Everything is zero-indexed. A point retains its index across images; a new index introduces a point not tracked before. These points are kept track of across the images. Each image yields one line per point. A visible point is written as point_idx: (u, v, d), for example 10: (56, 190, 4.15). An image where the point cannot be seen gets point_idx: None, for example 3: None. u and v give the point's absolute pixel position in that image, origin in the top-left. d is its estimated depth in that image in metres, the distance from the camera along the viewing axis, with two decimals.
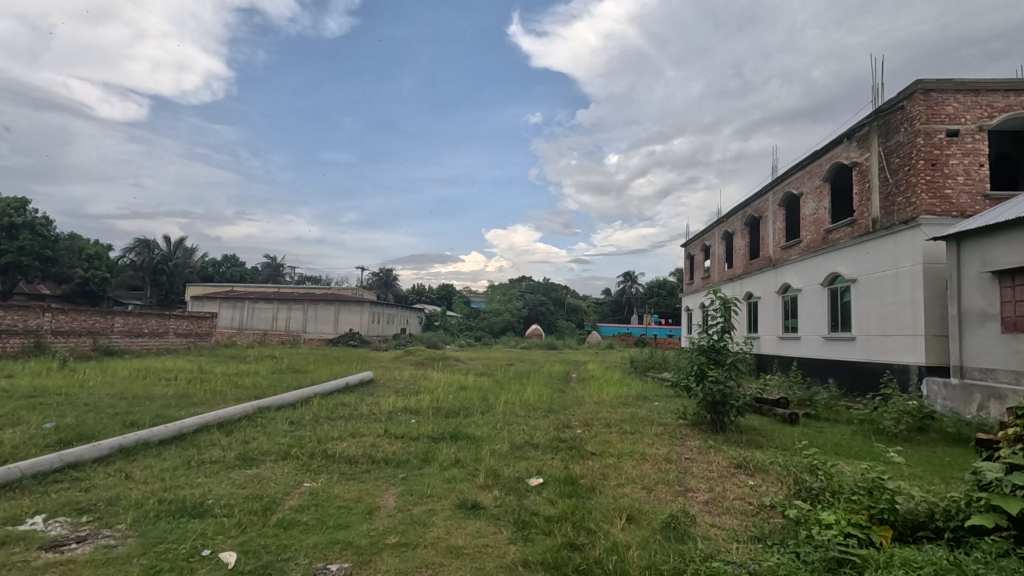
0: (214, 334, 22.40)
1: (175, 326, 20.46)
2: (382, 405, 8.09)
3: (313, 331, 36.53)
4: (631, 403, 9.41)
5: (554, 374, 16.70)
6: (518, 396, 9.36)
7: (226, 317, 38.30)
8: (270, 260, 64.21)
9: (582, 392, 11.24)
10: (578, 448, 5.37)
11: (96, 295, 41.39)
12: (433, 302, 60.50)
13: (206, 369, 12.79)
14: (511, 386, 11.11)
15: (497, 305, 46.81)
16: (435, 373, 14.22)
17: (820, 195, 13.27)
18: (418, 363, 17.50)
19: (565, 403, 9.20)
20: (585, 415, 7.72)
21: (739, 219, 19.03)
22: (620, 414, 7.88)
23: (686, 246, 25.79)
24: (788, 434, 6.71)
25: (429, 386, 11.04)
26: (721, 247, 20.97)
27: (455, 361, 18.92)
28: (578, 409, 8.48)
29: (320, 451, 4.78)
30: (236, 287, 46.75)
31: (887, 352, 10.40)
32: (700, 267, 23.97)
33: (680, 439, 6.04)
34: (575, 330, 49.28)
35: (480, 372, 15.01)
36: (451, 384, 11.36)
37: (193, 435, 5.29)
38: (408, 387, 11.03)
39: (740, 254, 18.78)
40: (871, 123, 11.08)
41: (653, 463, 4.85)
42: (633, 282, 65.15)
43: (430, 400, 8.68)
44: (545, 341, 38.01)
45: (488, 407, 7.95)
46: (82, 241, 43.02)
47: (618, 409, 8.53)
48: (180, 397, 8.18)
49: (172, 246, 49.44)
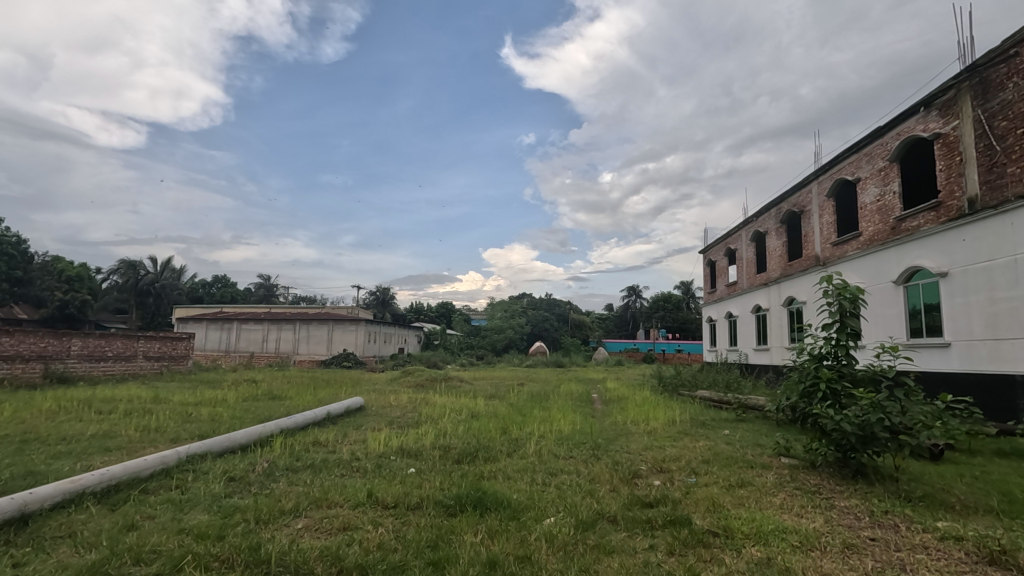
0: (192, 357, 20.22)
1: (144, 348, 18.27)
2: (372, 444, 5.97)
3: (305, 352, 34.34)
4: (694, 432, 7.31)
5: (574, 394, 14.58)
6: (548, 427, 7.24)
7: (214, 339, 36.11)
8: (262, 280, 62.06)
9: (621, 416, 9.12)
10: (687, 524, 3.26)
11: (76, 319, 39.30)
12: (433, 320, 58.42)
13: (162, 397, 10.62)
14: (536, 412, 8.99)
15: (499, 322, 44.72)
16: (439, 397, 12.05)
17: (886, 178, 11.33)
18: (418, 385, 15.30)
19: (610, 435, 7.09)
20: (650, 456, 5.59)
21: (773, 217, 17.11)
22: (698, 451, 5.77)
23: (706, 252, 23.87)
24: (959, 480, 4.59)
25: (432, 414, 8.92)
26: (751, 250, 19.02)
27: (459, 382, 16.77)
28: (632, 444, 6.36)
29: (247, 551, 2.67)
30: (226, 308, 44.65)
31: (1003, 361, 8.34)
32: (724, 272, 21.96)
33: (825, 499, 3.90)
34: (581, 347, 46.99)
35: (491, 395, 12.88)
36: (459, 411, 9.24)
37: (43, 518, 3.18)
38: (405, 415, 8.89)
39: (776, 256, 16.81)
40: (961, 84, 9.23)
41: (840, 560, 2.73)
42: (637, 296, 63.18)
43: (435, 436, 6.56)
44: (552, 358, 35.75)
45: (515, 445, 5.83)
46: (63, 263, 41.06)
47: (687, 443, 6.38)
48: (96, 438, 6.04)
49: (159, 266, 47.43)
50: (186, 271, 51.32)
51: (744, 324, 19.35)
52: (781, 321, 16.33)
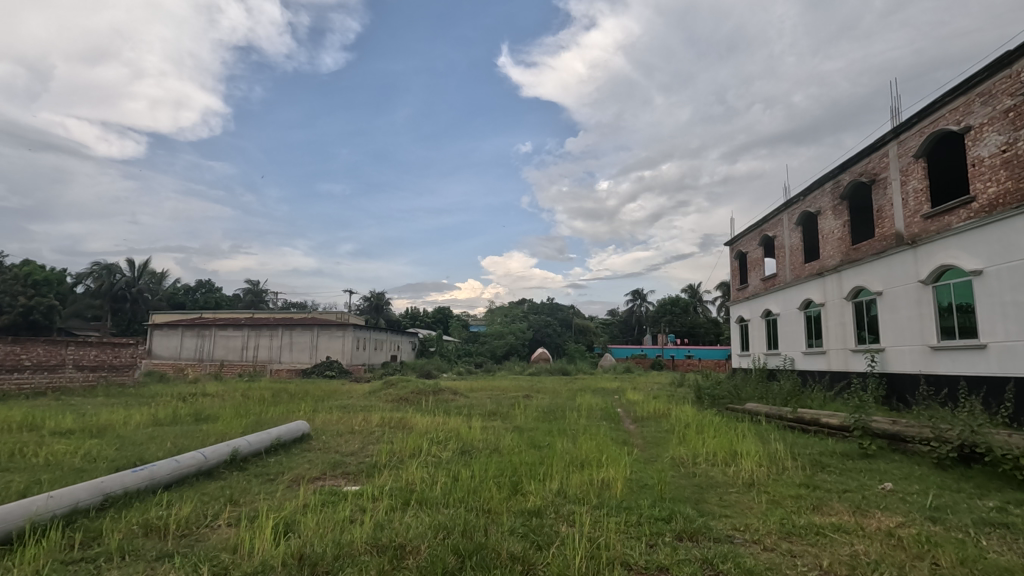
0: (139, 366, 17.21)
1: (75, 356, 15.21)
2: (254, 532, 3.02)
3: (288, 361, 31.32)
4: (834, 488, 4.34)
5: (595, 410, 11.64)
6: (588, 483, 4.29)
7: (190, 347, 33.05)
8: (250, 284, 59.03)
9: (683, 449, 6.17)
10: None
11: (41, 327, 36.50)
12: (428, 326, 55.50)
13: (31, 423, 7.61)
14: (559, 446, 6.02)
15: (500, 327, 41.59)
16: (421, 418, 8.99)
17: (1016, 121, 8.50)
18: (401, 401, 12.28)
19: (692, 498, 4.14)
20: (827, 566, 2.69)
21: (828, 193, 14.23)
22: (917, 548, 2.83)
23: (737, 243, 21.02)
24: None
25: (406, 448, 5.93)
26: (797, 237, 16.12)
27: (452, 395, 13.82)
28: (754, 525, 3.42)
29: None
30: (206, 314, 41.62)
31: None
32: (759, 266, 19.07)
33: None
34: (586, 354, 44.00)
35: (490, 413, 9.92)
36: (445, 444, 6.26)
37: None
38: (364, 452, 5.91)
39: (835, 240, 13.89)
40: None
41: None
42: (642, 300, 59.99)
43: (391, 509, 3.59)
44: (556, 366, 32.68)
45: (539, 544, 2.92)
46: (30, 267, 38.19)
47: (855, 520, 3.46)
48: None
49: (137, 269, 44.59)
50: (168, 275, 48.39)
51: (787, 323, 16.49)
52: (842, 318, 13.48)
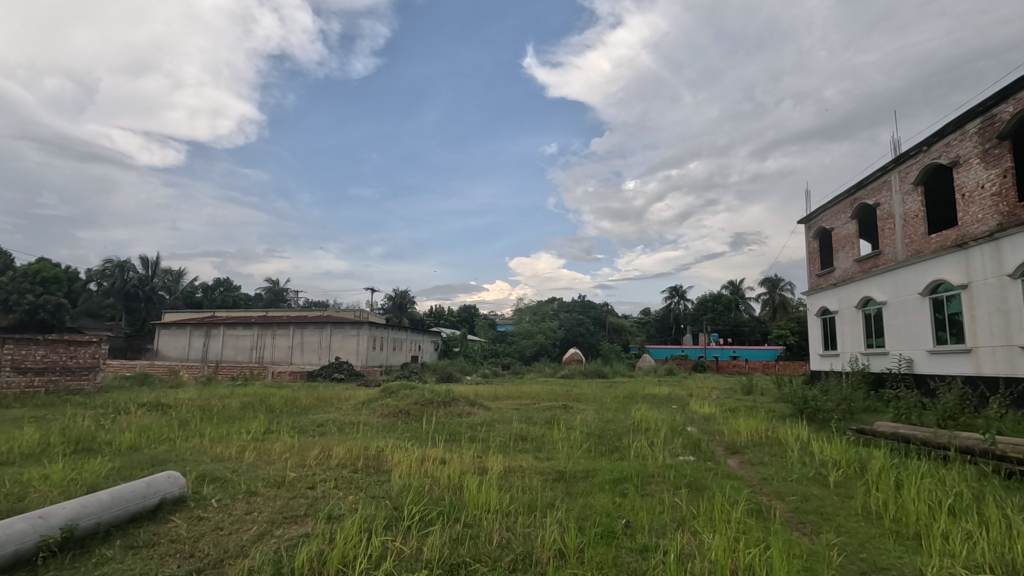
0: (102, 369, 14.44)
1: (13, 356, 12.54)
2: None
3: (298, 362, 28.72)
4: None
5: (664, 430, 8.33)
6: None
7: (196, 347, 30.74)
8: (271, 284, 57.22)
9: (935, 564, 2.78)
10: None
11: (52, 327, 35.06)
12: (453, 325, 52.73)
13: None
14: (673, 554, 2.75)
15: (528, 325, 38.34)
16: (411, 451, 5.79)
17: None
18: (397, 418, 9.01)
19: None
20: None
21: (974, 136, 10.48)
22: None
23: (817, 219, 17.31)
24: None
25: (328, 559, 2.70)
26: (915, 202, 12.37)
27: (470, 408, 10.61)
28: None
29: None
30: (219, 313, 39.60)
31: None
32: (851, 244, 15.32)
33: None
34: (623, 355, 40.21)
35: (514, 439, 6.71)
36: (417, 539, 3.01)
37: None
38: (231, 569, 2.68)
39: (985, 199, 10.17)
40: None
41: None
42: (680, 298, 55.80)
43: None
44: (592, 367, 29.24)
45: None
46: (41, 264, 36.72)
47: None
48: None
49: (152, 268, 42.97)
50: (185, 273, 46.76)
51: (901, 313, 12.69)
52: (999, 303, 9.77)
